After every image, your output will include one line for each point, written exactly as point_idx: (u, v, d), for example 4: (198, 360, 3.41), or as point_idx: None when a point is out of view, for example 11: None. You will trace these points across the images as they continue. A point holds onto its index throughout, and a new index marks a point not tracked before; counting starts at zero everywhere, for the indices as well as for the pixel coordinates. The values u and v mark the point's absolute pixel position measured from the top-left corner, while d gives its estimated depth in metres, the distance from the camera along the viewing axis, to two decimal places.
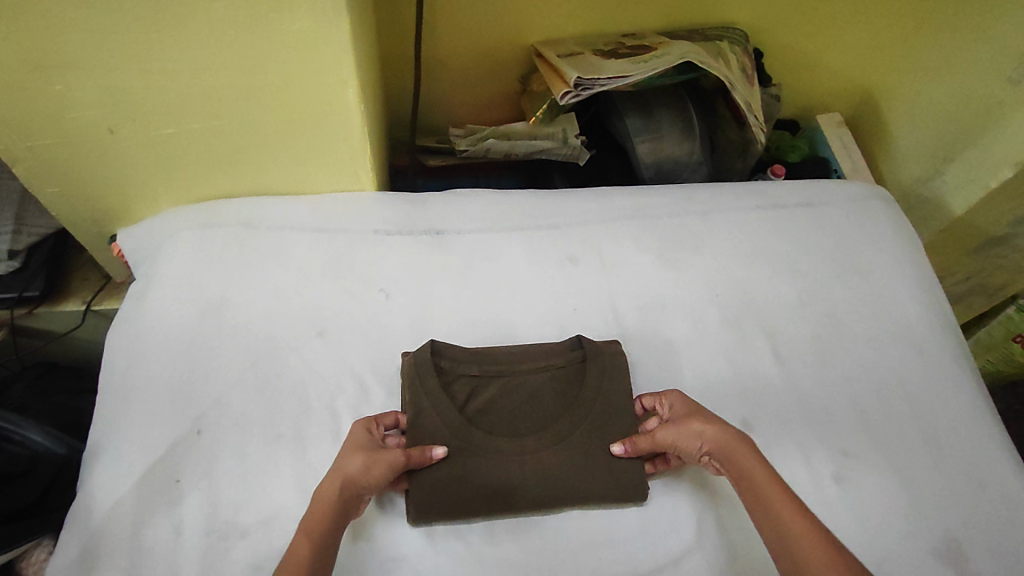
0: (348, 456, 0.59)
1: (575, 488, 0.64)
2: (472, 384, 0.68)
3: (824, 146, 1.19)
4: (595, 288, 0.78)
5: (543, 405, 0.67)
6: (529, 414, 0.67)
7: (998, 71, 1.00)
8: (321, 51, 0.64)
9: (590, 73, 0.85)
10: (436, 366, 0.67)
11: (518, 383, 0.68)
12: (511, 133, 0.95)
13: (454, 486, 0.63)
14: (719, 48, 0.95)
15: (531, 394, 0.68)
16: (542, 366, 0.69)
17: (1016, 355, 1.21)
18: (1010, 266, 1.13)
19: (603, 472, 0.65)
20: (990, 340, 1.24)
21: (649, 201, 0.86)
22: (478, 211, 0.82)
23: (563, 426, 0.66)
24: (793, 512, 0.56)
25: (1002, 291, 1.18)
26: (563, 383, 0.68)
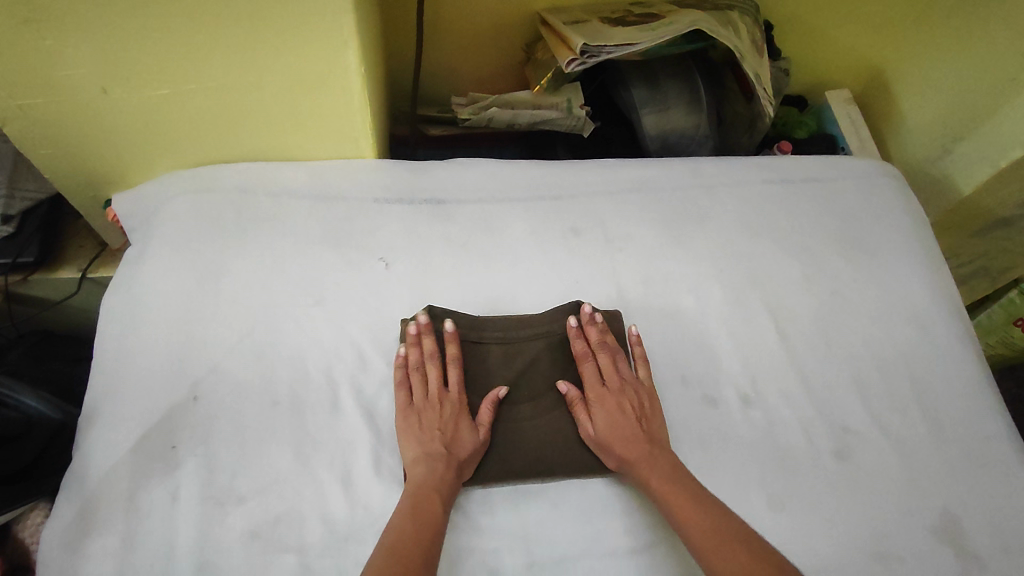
0: (460, 433, 0.63)
1: (578, 451, 0.65)
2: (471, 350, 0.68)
3: (831, 123, 1.17)
4: (597, 261, 0.77)
5: (542, 371, 0.68)
6: (528, 381, 0.68)
7: (1011, 47, 0.97)
8: (317, 7, 0.62)
9: (596, 40, 0.82)
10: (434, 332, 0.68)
11: (517, 349, 0.69)
12: (513, 101, 0.92)
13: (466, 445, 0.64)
14: (729, 18, 0.92)
15: (530, 362, 0.68)
16: (540, 332, 0.69)
17: (1015, 338, 1.20)
18: (1014, 249, 1.12)
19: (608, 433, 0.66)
20: (991, 323, 1.24)
21: (654, 174, 0.84)
22: (480, 182, 0.81)
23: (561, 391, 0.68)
24: (692, 512, 0.58)
25: (1006, 273, 1.17)
26: (560, 351, 0.69)
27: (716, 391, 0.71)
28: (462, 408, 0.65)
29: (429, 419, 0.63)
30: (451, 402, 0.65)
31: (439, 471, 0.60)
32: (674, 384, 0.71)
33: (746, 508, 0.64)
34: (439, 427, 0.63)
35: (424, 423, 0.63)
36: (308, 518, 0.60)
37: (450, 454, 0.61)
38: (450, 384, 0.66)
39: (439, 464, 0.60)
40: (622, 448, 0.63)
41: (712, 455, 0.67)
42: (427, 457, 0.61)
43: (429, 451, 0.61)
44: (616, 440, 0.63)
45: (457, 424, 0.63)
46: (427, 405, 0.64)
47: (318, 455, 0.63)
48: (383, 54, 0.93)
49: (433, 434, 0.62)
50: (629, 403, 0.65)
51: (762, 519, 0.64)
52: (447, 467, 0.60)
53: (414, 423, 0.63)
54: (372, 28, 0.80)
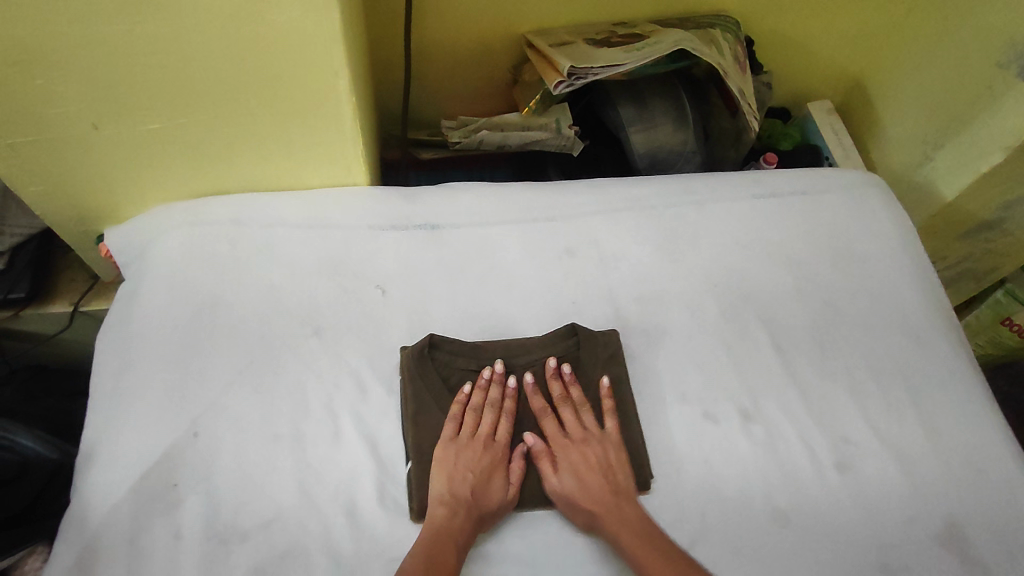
0: (491, 481, 0.63)
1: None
2: (471, 377, 0.69)
3: (814, 133, 1.20)
4: (593, 281, 0.78)
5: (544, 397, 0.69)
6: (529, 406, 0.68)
7: (987, 57, 0.99)
8: (309, 42, 0.63)
9: (582, 62, 0.83)
10: (433, 361, 0.69)
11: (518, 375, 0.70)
12: (504, 123, 0.93)
13: None
14: (712, 35, 0.93)
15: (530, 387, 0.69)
16: (538, 358, 0.70)
17: (1004, 338, 1.28)
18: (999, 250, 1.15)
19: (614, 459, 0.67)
20: (979, 324, 1.30)
21: (646, 191, 0.85)
22: (474, 206, 0.81)
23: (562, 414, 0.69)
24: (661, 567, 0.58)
25: (991, 275, 1.23)
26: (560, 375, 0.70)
27: (716, 407, 0.71)
28: (502, 459, 0.65)
29: (468, 459, 0.64)
30: (495, 449, 0.66)
31: (460, 517, 0.60)
32: (674, 401, 0.71)
33: (751, 524, 0.65)
34: (474, 472, 0.63)
35: (461, 462, 0.64)
36: (314, 553, 0.60)
37: (474, 502, 0.61)
38: (500, 434, 0.67)
39: (463, 509, 0.61)
40: (591, 504, 0.62)
41: (715, 474, 0.67)
42: (452, 500, 0.61)
43: (457, 494, 0.62)
44: (585, 497, 0.63)
45: (490, 474, 0.64)
46: (470, 446, 0.65)
47: (321, 489, 0.63)
48: (372, 81, 0.94)
49: (468, 477, 0.63)
50: (593, 455, 0.66)
51: (768, 535, 0.64)
52: (470, 514, 0.61)
53: (451, 463, 0.64)
54: (361, 58, 0.81)
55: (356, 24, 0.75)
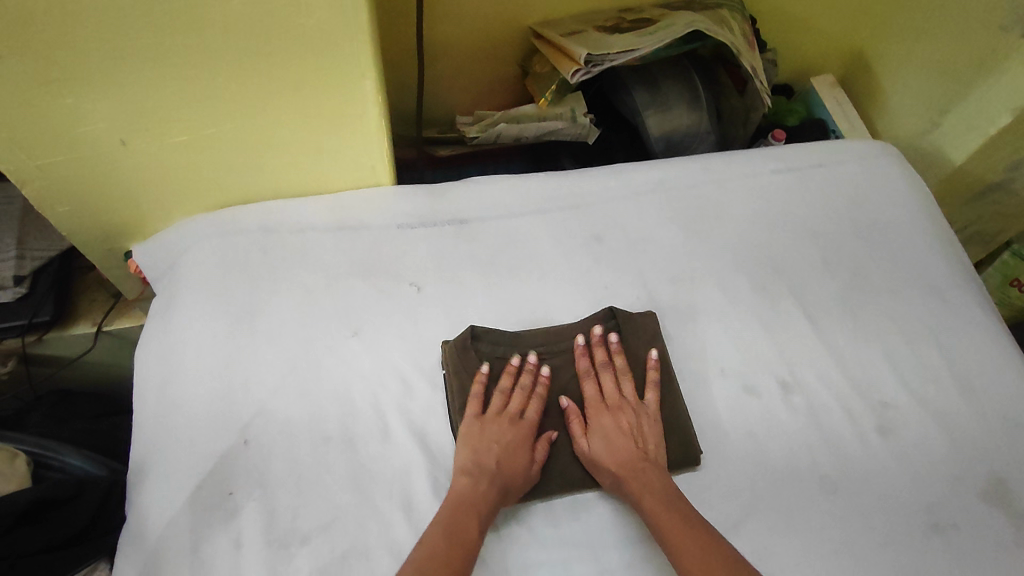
0: (513, 457, 0.63)
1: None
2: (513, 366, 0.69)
3: (819, 107, 1.21)
4: (623, 265, 0.78)
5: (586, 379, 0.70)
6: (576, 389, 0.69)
7: (991, 21, 1.00)
8: (334, 44, 0.63)
9: (598, 49, 0.84)
10: (476, 352, 0.69)
11: (562, 360, 0.70)
12: (520, 115, 0.92)
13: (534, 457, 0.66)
14: (721, 15, 0.93)
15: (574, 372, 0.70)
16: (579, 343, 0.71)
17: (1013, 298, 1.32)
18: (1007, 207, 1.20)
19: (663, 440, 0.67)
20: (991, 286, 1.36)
21: (667, 173, 0.86)
22: (498, 199, 0.82)
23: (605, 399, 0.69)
24: (679, 532, 0.57)
25: (999, 237, 1.29)
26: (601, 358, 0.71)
27: (756, 381, 0.72)
28: (527, 440, 0.65)
29: (493, 433, 0.64)
30: (523, 427, 0.65)
31: (483, 488, 0.60)
32: (714, 378, 0.72)
33: (801, 493, 0.66)
34: (501, 446, 0.63)
35: (486, 435, 0.64)
36: (374, 551, 0.60)
37: (497, 473, 0.61)
38: (530, 414, 0.66)
39: (484, 480, 0.61)
40: (616, 467, 0.63)
41: (761, 446, 0.68)
42: (474, 471, 0.61)
43: (478, 466, 0.62)
44: (611, 459, 0.63)
45: (517, 450, 0.63)
46: (498, 422, 0.65)
47: (375, 487, 0.63)
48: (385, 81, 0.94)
49: (490, 448, 0.63)
50: (625, 421, 0.66)
51: (818, 503, 0.65)
52: (492, 484, 0.60)
53: (476, 439, 0.64)
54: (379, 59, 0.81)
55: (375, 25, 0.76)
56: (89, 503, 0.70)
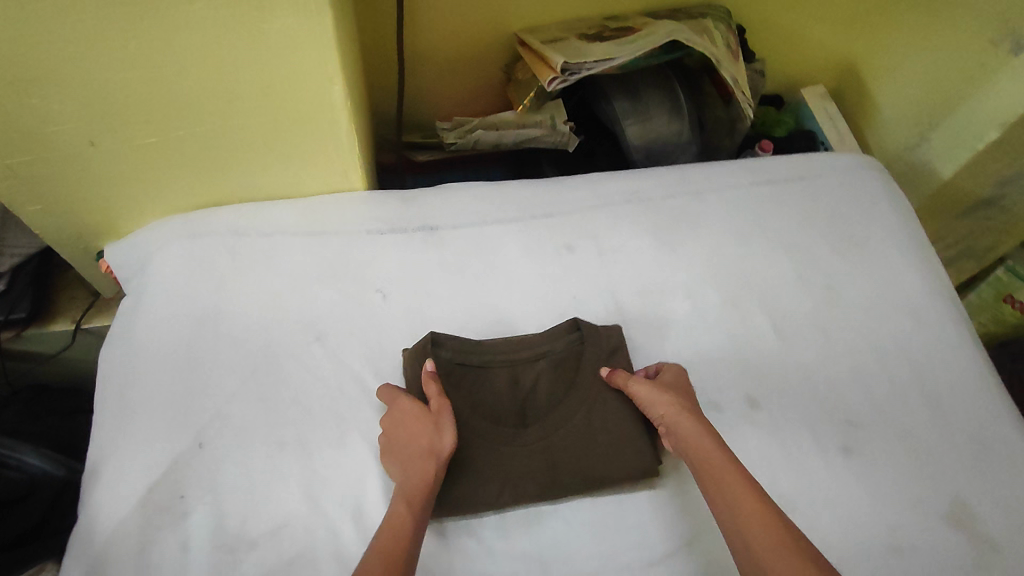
0: (413, 429, 0.61)
1: (586, 467, 0.64)
2: (474, 373, 0.68)
3: (809, 119, 1.21)
4: (593, 275, 0.78)
5: (544, 391, 0.68)
6: (534, 402, 0.68)
7: (979, 35, 0.99)
8: (301, 49, 0.63)
9: (575, 58, 0.83)
10: (437, 358, 0.67)
11: (521, 370, 0.68)
12: (499, 122, 0.92)
13: (486, 471, 0.63)
14: (703, 26, 0.91)
15: (534, 383, 0.68)
16: (542, 352, 0.69)
17: (1006, 314, 1.37)
18: (995, 225, 1.23)
19: (618, 458, 0.65)
20: (983, 302, 1.40)
21: (642, 183, 0.85)
22: (470, 206, 0.82)
23: (564, 413, 0.67)
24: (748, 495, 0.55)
25: (990, 253, 1.33)
26: (562, 370, 0.69)
27: (720, 395, 0.71)
28: (416, 405, 0.63)
29: (395, 432, 0.62)
30: (402, 405, 0.63)
31: (416, 469, 0.58)
32: None
33: None
34: (404, 435, 0.61)
35: (392, 440, 0.62)
36: (322, 558, 0.59)
37: (419, 452, 0.59)
38: (398, 395, 0.64)
39: (416, 465, 0.59)
40: (679, 418, 0.63)
41: None
42: (405, 464, 0.59)
43: (406, 458, 0.60)
44: (675, 412, 0.63)
45: (412, 424, 0.61)
46: (388, 422, 0.63)
47: (328, 494, 0.62)
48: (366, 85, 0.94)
49: (404, 446, 0.61)
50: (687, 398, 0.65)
51: None
52: (421, 464, 0.58)
53: (390, 446, 0.62)
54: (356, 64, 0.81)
55: (350, 31, 0.76)
56: (39, 503, 0.73)
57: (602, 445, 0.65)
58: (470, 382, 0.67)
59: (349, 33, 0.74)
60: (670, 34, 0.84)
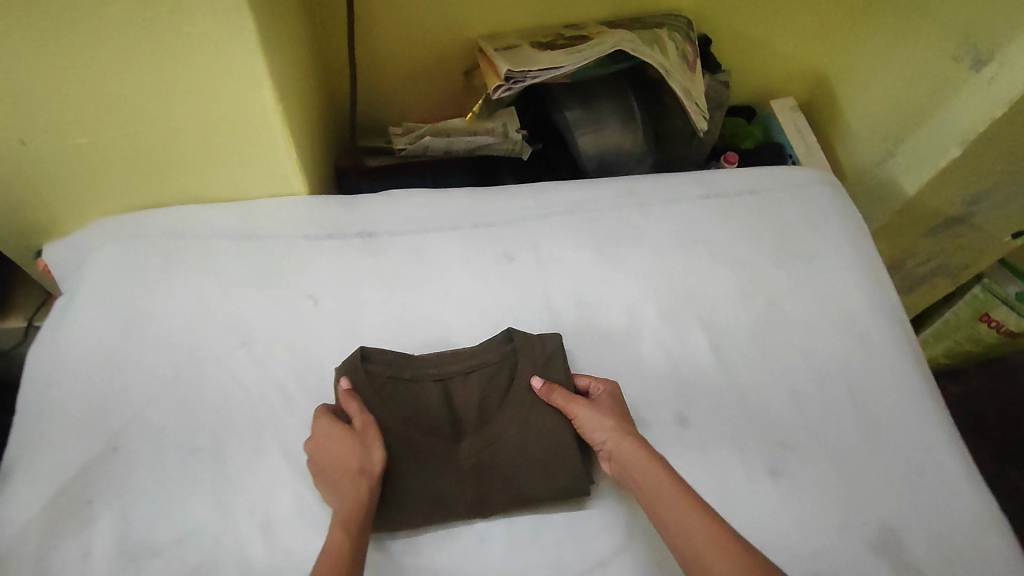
0: (341, 451, 0.60)
1: (520, 484, 0.63)
2: (405, 387, 0.67)
3: (778, 132, 1.20)
4: (529, 286, 0.77)
5: (474, 401, 0.67)
6: (466, 414, 0.67)
7: (942, 50, 0.97)
8: (226, 53, 0.62)
9: (519, 66, 0.82)
10: (366, 372, 0.66)
11: (454, 384, 0.68)
12: (449, 129, 0.91)
13: (417, 486, 0.62)
14: (657, 35, 0.91)
15: (466, 396, 0.67)
16: (475, 363, 0.68)
17: (981, 332, 1.43)
18: (967, 244, 1.22)
19: (550, 472, 0.64)
20: (959, 321, 1.44)
21: (588, 196, 0.85)
22: (412, 214, 0.81)
23: (497, 425, 0.65)
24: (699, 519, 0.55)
25: (964, 272, 1.31)
26: (493, 382, 0.68)
27: (650, 412, 0.70)
28: (342, 427, 0.62)
29: (324, 455, 0.61)
30: (328, 428, 0.62)
31: (349, 491, 0.58)
32: None
33: None
34: (333, 458, 0.60)
35: (321, 462, 0.61)
36: (224, 568, 0.59)
37: (350, 473, 0.59)
38: (323, 418, 0.63)
39: (350, 487, 0.58)
40: (620, 441, 0.62)
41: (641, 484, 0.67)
42: (339, 486, 0.59)
43: (338, 481, 0.59)
44: (616, 435, 0.62)
45: (339, 446, 0.60)
46: (316, 446, 0.62)
47: (238, 502, 0.62)
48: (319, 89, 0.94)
49: (333, 469, 0.60)
50: (622, 416, 0.65)
51: None
52: (354, 485, 0.58)
53: (321, 469, 0.61)
54: (303, 67, 0.81)
55: (291, 35, 0.76)
56: None
57: (535, 462, 0.64)
58: (400, 396, 0.66)
59: (286, 37, 0.74)
60: (616, 45, 0.83)
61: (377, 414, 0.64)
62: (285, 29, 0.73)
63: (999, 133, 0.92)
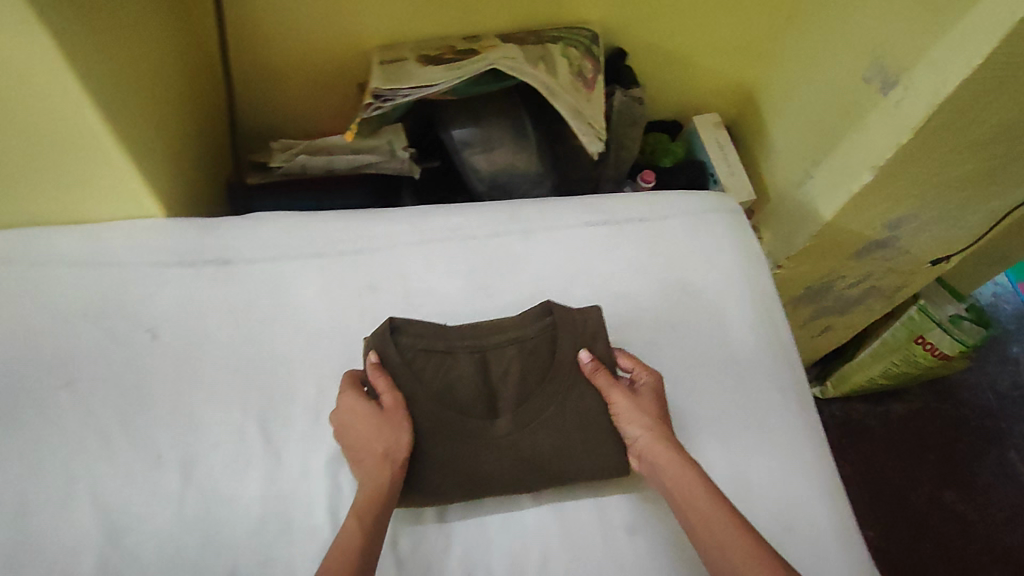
0: (375, 437, 0.61)
1: (558, 465, 0.65)
2: (440, 359, 0.65)
3: (700, 149, 1.16)
4: (392, 319, 0.72)
5: (513, 377, 0.66)
6: (507, 389, 0.65)
7: (855, 71, 0.93)
8: (31, 70, 0.55)
9: (390, 84, 0.78)
10: (397, 345, 0.65)
11: (490, 357, 0.66)
12: (331, 146, 0.87)
13: (455, 464, 0.63)
14: (546, 50, 0.86)
15: (503, 370, 0.66)
16: (512, 338, 0.67)
17: (917, 355, 1.36)
18: (894, 265, 1.19)
19: (580, 450, 0.65)
20: (895, 341, 1.38)
21: (467, 219, 0.80)
22: (273, 239, 0.76)
23: (535, 404, 0.65)
24: (729, 524, 0.57)
25: (897, 292, 1.28)
26: (534, 357, 0.67)
27: None
28: (378, 412, 0.62)
29: (353, 434, 0.62)
30: (365, 411, 0.62)
31: (376, 475, 0.60)
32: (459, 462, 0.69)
33: None
34: (365, 441, 0.61)
35: (351, 440, 0.62)
36: None
37: (380, 457, 0.60)
38: (354, 398, 0.63)
39: (377, 472, 0.60)
40: (653, 436, 0.63)
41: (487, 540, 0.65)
42: (365, 469, 0.60)
43: (368, 462, 0.60)
44: (647, 427, 0.64)
45: (377, 430, 0.61)
46: (347, 424, 0.62)
47: (37, 562, 0.57)
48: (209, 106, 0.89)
49: (365, 451, 0.61)
50: (656, 403, 0.66)
51: None
52: (381, 472, 0.60)
53: (349, 447, 0.62)
54: (167, 83, 0.75)
55: (149, 48, 0.70)
56: None
57: (576, 441, 0.65)
58: (433, 368, 0.65)
59: (136, 54, 0.68)
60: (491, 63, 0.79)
61: (405, 390, 0.64)
62: (132, 46, 0.66)
63: (909, 159, 0.88)
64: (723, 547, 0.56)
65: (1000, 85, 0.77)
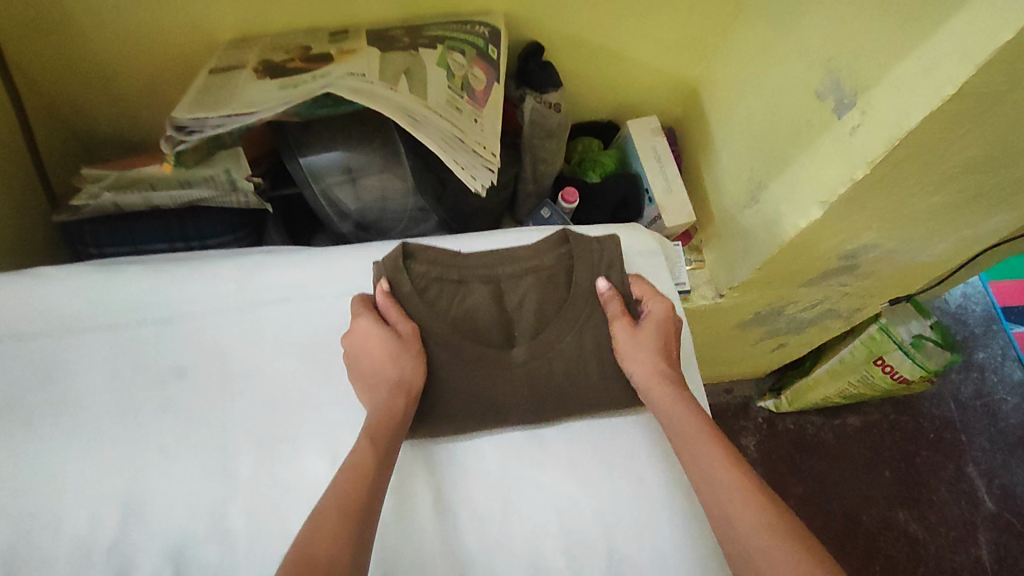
0: (386, 365, 0.58)
1: (572, 399, 0.62)
2: (453, 288, 0.63)
3: (635, 159, 0.99)
4: (204, 413, 0.58)
5: (530, 307, 0.63)
6: (522, 317, 0.63)
7: (808, 83, 0.77)
8: None
9: (200, 111, 0.63)
10: (409, 271, 0.62)
11: (505, 287, 0.64)
12: (153, 177, 0.68)
13: (468, 395, 0.61)
14: (415, 59, 0.70)
15: (520, 298, 0.64)
16: (529, 268, 0.64)
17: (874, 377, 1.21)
18: (853, 292, 1.04)
19: (598, 381, 0.63)
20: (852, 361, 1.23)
21: (311, 275, 0.65)
22: (56, 305, 0.60)
23: (552, 334, 0.63)
24: (722, 461, 0.54)
25: (857, 314, 1.12)
26: (552, 287, 0.64)
27: None
28: (395, 337, 0.59)
29: (364, 360, 0.59)
30: (381, 335, 0.59)
31: (386, 400, 0.57)
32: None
33: None
34: (375, 368, 0.58)
35: (359, 366, 0.59)
36: None
37: (395, 382, 0.58)
38: (365, 324, 0.60)
39: (386, 399, 0.57)
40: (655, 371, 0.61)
41: None
42: (373, 396, 0.58)
43: (377, 390, 0.58)
44: (653, 360, 0.61)
45: (392, 355, 0.59)
46: (357, 350, 0.60)
47: None
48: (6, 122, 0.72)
49: (371, 380, 0.58)
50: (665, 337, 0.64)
51: None
52: (390, 402, 0.57)
53: (360, 375, 0.59)
54: None
55: None
56: None
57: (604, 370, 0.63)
58: (448, 296, 0.63)
59: None
60: (327, 84, 0.64)
61: (418, 318, 0.61)
62: None
63: (865, 193, 0.72)
64: (714, 481, 0.53)
65: (977, 113, 0.60)
